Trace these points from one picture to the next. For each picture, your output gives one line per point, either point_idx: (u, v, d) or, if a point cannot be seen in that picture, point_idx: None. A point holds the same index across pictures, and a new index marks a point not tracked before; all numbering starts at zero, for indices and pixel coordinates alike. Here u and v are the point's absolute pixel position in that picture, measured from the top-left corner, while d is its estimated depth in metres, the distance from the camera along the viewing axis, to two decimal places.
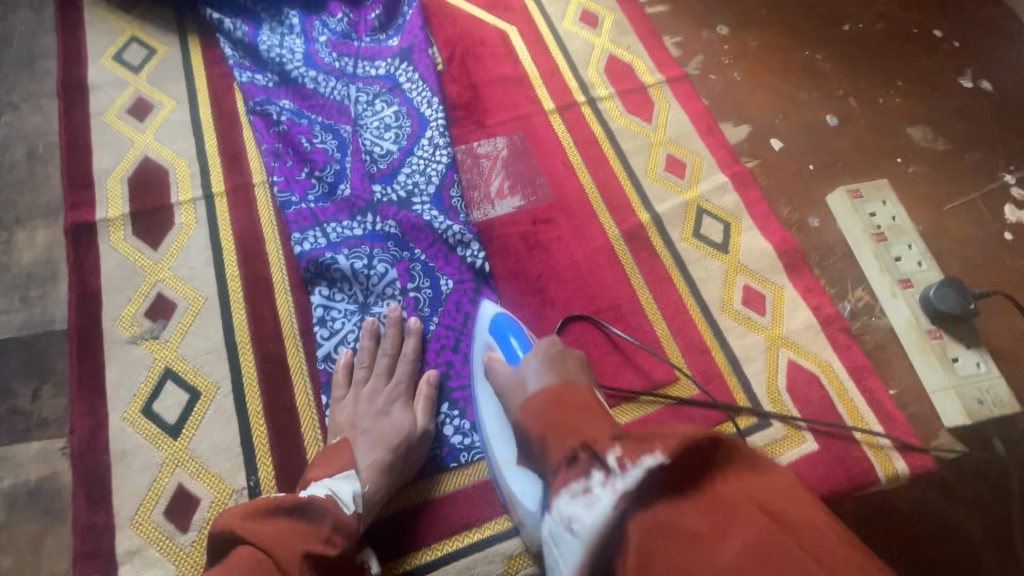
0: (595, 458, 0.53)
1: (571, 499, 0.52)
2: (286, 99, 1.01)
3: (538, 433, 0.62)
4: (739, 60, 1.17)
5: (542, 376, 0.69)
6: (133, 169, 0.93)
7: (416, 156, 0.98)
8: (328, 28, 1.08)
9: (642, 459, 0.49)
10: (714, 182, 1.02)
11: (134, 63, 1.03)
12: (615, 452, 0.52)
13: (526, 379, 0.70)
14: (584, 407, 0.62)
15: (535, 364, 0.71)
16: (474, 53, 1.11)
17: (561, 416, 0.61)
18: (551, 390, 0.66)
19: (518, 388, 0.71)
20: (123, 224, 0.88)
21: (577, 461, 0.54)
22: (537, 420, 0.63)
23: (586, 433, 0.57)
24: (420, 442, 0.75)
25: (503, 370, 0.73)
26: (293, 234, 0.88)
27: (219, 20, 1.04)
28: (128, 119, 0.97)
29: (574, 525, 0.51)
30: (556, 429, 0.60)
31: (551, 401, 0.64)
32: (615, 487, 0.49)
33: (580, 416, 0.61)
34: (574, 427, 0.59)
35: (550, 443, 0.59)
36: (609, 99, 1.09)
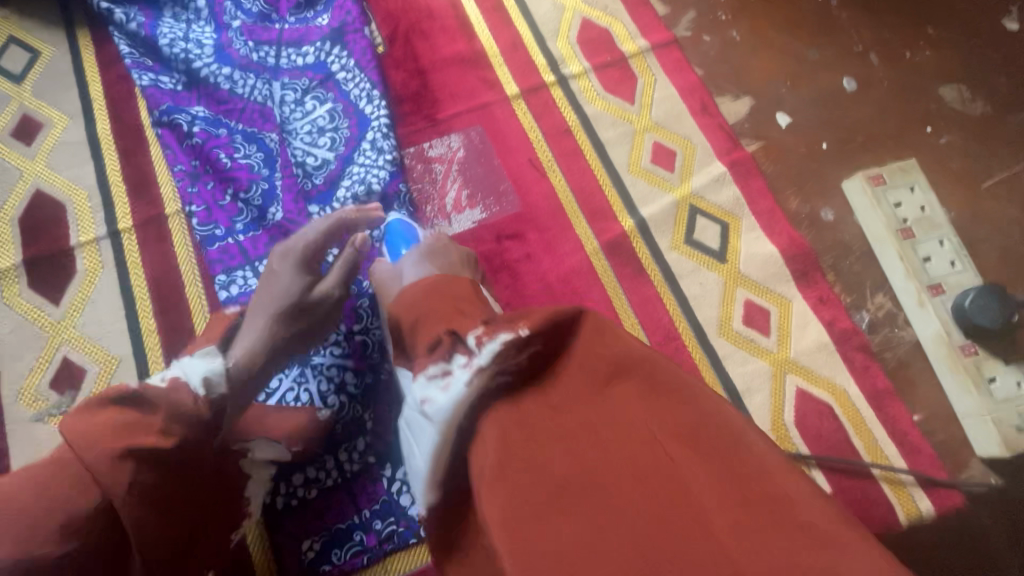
0: (458, 341, 0.48)
1: (427, 382, 0.47)
2: (198, 105, 0.85)
3: (406, 317, 0.55)
4: (739, 13, 0.98)
5: (420, 270, 0.65)
6: (24, 206, 0.79)
7: (356, 165, 0.84)
8: (242, 8, 0.89)
9: (500, 336, 0.46)
10: (710, 175, 0.87)
11: (15, 70, 0.87)
12: (477, 331, 0.48)
13: (403, 273, 0.67)
14: (465, 295, 0.55)
15: (412, 258, 0.68)
16: (421, 28, 0.93)
17: (428, 303, 0.55)
18: (427, 282, 0.58)
19: (396, 283, 0.67)
20: (17, 276, 0.75)
21: (440, 344, 0.49)
22: (407, 310, 0.56)
23: (460, 318, 0.51)
24: (309, 313, 0.67)
25: (382, 267, 0.70)
26: (218, 276, 0.76)
27: (109, 10, 0.87)
28: (14, 144, 0.83)
29: (426, 408, 0.46)
30: (426, 316, 0.53)
31: (422, 287, 0.58)
32: (473, 366, 0.45)
33: (447, 298, 0.55)
34: (437, 314, 0.52)
35: (419, 334, 0.53)
36: (582, 76, 0.92)
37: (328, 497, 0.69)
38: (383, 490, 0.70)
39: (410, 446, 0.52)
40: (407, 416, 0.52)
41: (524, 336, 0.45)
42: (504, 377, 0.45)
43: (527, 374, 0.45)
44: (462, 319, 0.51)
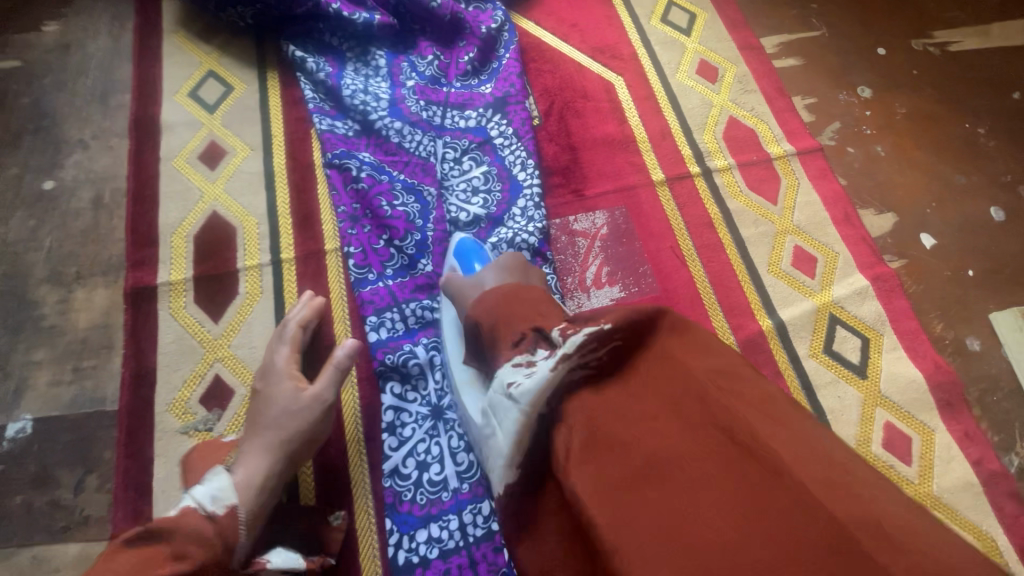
0: (540, 335, 0.51)
1: (513, 368, 0.50)
2: (366, 151, 0.90)
3: (489, 319, 0.57)
4: (884, 130, 1.00)
5: (503, 278, 0.66)
6: (199, 225, 0.85)
7: (504, 227, 0.86)
8: (416, 71, 0.97)
9: (583, 330, 0.46)
10: (852, 286, 0.86)
11: (209, 101, 0.96)
12: (559, 328, 0.50)
13: (483, 281, 0.67)
14: (544, 300, 0.56)
15: (491, 271, 0.68)
16: (575, 106, 0.98)
17: (511, 310, 0.55)
18: (506, 285, 0.62)
19: (475, 291, 0.67)
20: (185, 290, 0.81)
21: (525, 340, 0.52)
22: (487, 312, 0.57)
23: (541, 319, 0.53)
24: (308, 424, 0.66)
25: (458, 279, 0.70)
26: (368, 317, 0.79)
27: (302, 58, 0.95)
28: (198, 166, 0.90)
29: (512, 390, 0.48)
30: (510, 319, 0.54)
31: (499, 294, 0.59)
32: (557, 354, 0.46)
33: (528, 305, 0.55)
34: (519, 314, 0.54)
35: (500, 334, 0.55)
36: (726, 171, 0.94)
37: (449, 560, 0.68)
38: (503, 562, 0.68)
39: (491, 427, 0.53)
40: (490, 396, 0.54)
41: (608, 330, 0.45)
42: (589, 366, 0.45)
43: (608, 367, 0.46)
44: (547, 320, 0.53)
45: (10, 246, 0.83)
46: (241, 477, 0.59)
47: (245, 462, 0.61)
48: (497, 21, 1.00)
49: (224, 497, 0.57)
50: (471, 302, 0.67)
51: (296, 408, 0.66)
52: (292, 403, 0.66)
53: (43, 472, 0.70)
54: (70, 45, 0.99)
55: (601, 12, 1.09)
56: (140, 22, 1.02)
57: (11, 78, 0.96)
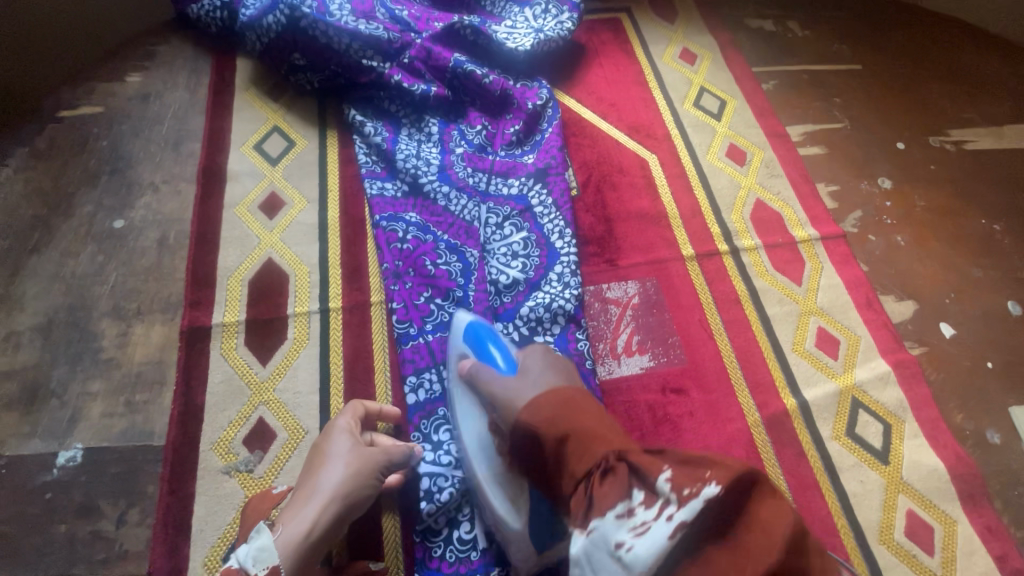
0: (634, 476, 0.52)
1: (616, 523, 0.50)
2: (413, 212, 0.96)
3: (552, 437, 0.59)
4: (904, 221, 1.05)
5: (548, 385, 0.66)
6: (255, 270, 0.90)
7: (541, 292, 0.91)
8: (465, 139, 1.04)
9: (702, 489, 0.45)
10: (874, 371, 0.89)
11: (272, 154, 1.03)
12: (665, 477, 0.49)
13: (530, 386, 0.66)
14: (599, 421, 0.60)
15: (540, 377, 0.67)
16: (612, 181, 1.05)
17: (574, 427, 0.59)
18: (558, 398, 0.62)
19: (522, 398, 0.65)
20: (237, 332, 0.85)
21: (613, 476, 0.53)
22: (550, 427, 0.60)
23: (610, 441, 0.57)
24: (354, 492, 0.67)
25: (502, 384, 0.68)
26: (408, 376, 0.82)
27: (361, 122, 1.03)
28: (258, 215, 0.96)
29: (623, 554, 0.47)
30: (576, 439, 0.58)
31: (558, 403, 0.62)
32: (671, 518, 0.46)
33: (587, 416, 0.60)
34: (586, 438, 0.58)
35: (569, 457, 0.58)
36: (753, 251, 0.99)
37: None
38: None
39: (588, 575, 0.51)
40: (580, 546, 0.52)
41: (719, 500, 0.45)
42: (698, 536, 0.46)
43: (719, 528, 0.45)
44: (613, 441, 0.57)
45: (77, 279, 0.88)
46: (284, 533, 0.63)
47: (290, 516, 0.64)
48: (542, 98, 1.08)
49: (264, 557, 0.61)
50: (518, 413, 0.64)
51: (345, 466, 0.68)
52: (343, 460, 0.68)
53: (88, 503, 0.72)
54: (150, 95, 1.08)
55: (637, 93, 1.17)
56: (215, 79, 1.11)
57: (93, 122, 1.04)
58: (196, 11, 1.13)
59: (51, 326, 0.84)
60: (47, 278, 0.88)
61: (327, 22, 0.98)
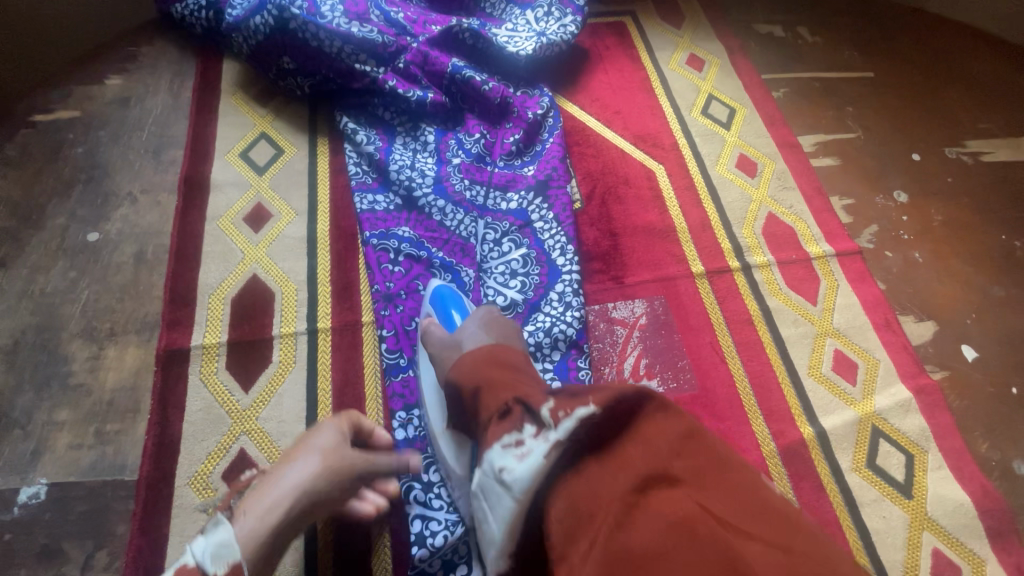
0: (527, 412, 0.52)
1: (503, 451, 0.50)
2: (406, 227, 0.91)
3: (469, 385, 0.60)
4: (921, 236, 1.01)
5: (482, 338, 0.68)
6: (239, 287, 0.85)
7: (541, 313, 0.86)
8: (463, 148, 0.99)
9: (577, 411, 0.49)
10: (894, 398, 0.84)
11: (259, 162, 0.97)
12: (547, 405, 0.51)
13: (462, 341, 0.70)
14: (518, 368, 0.61)
15: (474, 331, 0.70)
16: (617, 192, 1.00)
17: (492, 375, 0.60)
18: (485, 350, 0.65)
19: (454, 352, 0.70)
20: (218, 355, 0.79)
21: (510, 414, 0.53)
22: (469, 377, 0.61)
23: (518, 389, 0.57)
24: (333, 487, 0.58)
25: (441, 338, 0.73)
26: (397, 411, 0.76)
27: (353, 130, 0.98)
28: (243, 227, 0.90)
29: (505, 478, 0.48)
30: (489, 384, 0.58)
31: (484, 354, 0.64)
32: (550, 439, 0.48)
33: (508, 369, 0.61)
34: (501, 384, 0.58)
35: (482, 399, 0.58)
36: (766, 268, 0.94)
37: None
38: None
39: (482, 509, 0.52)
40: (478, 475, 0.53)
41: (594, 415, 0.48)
42: (573, 453, 0.47)
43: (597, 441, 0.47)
44: (525, 391, 0.56)
45: (47, 296, 0.82)
46: (247, 528, 0.52)
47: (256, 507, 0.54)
48: (543, 106, 1.03)
49: (224, 554, 0.50)
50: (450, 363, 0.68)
51: (329, 457, 0.58)
52: (326, 451, 0.59)
53: (51, 544, 0.67)
54: (130, 99, 1.03)
55: (643, 100, 1.12)
56: (200, 82, 1.06)
57: (69, 127, 0.98)
58: (181, 11, 1.07)
59: (17, 348, 0.78)
60: (14, 295, 0.82)
61: (318, 24, 0.93)
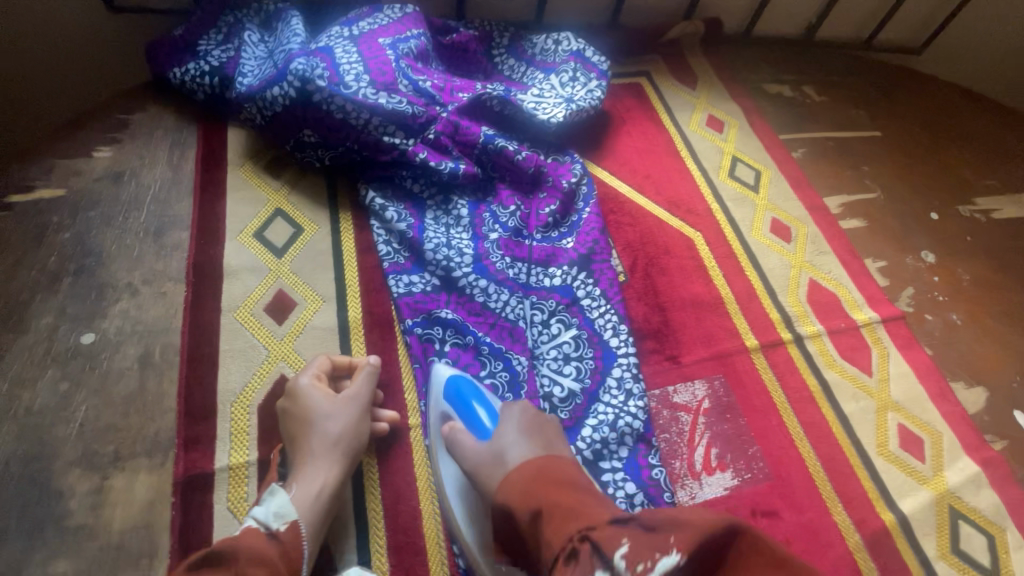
0: (600, 558, 0.46)
1: None
2: (449, 310, 0.84)
3: (524, 513, 0.55)
4: (954, 297, 1.01)
5: (525, 449, 0.62)
6: (265, 391, 0.76)
7: (601, 403, 0.80)
8: (499, 222, 0.93)
9: (660, 563, 0.44)
10: (964, 473, 0.82)
11: (277, 243, 0.89)
12: (624, 549, 0.46)
13: (504, 451, 0.63)
14: (578, 486, 0.56)
15: (513, 435, 0.64)
16: (659, 263, 0.96)
17: (549, 496, 0.54)
18: (536, 465, 0.59)
19: (495, 467, 0.62)
20: (248, 477, 0.69)
21: (578, 557, 0.47)
22: (524, 503, 0.55)
23: (587, 517, 0.50)
24: (356, 438, 0.70)
25: (474, 446, 0.65)
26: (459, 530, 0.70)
27: (381, 206, 0.91)
28: (265, 320, 0.82)
29: None
30: (551, 510, 0.52)
31: (534, 473, 0.58)
32: None
33: (569, 489, 0.55)
34: (560, 510, 0.52)
35: (544, 530, 0.52)
36: (817, 338, 0.92)
37: None
38: None
39: None
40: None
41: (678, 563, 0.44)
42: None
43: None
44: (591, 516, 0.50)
45: (35, 417, 0.70)
46: (297, 491, 0.64)
47: (302, 479, 0.66)
48: (576, 174, 0.99)
49: (283, 513, 0.62)
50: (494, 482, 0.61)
51: (342, 413, 0.70)
52: (336, 411, 0.70)
53: None
54: (123, 173, 0.92)
55: (670, 164, 1.10)
56: (203, 152, 0.96)
57: (53, 207, 0.87)
58: (179, 76, 0.98)
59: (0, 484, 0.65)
60: None
61: (344, 95, 0.87)
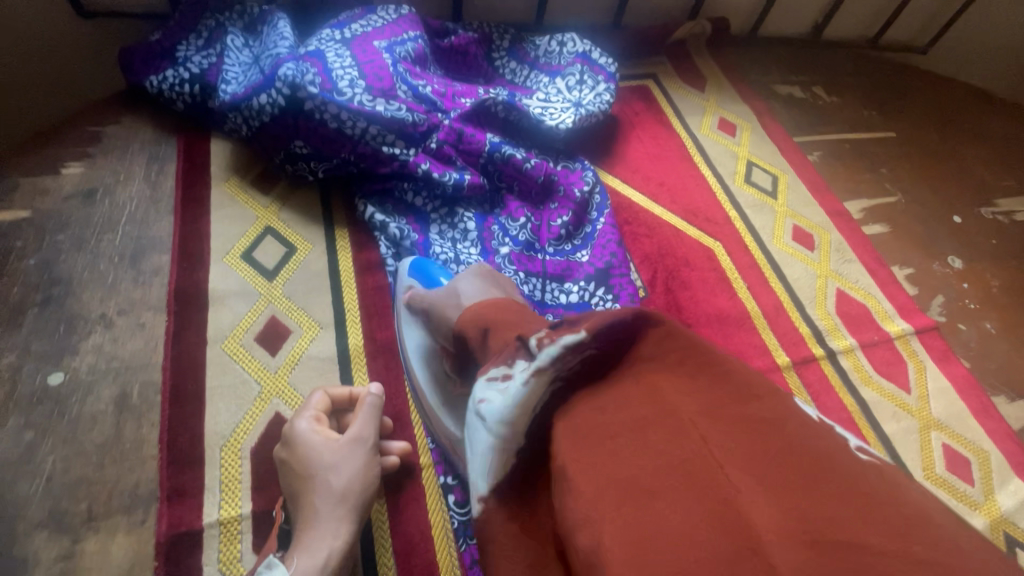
0: (522, 346, 0.48)
1: (486, 383, 0.46)
2: None
3: (472, 331, 0.55)
4: (986, 304, 0.97)
5: (478, 290, 0.64)
6: (260, 432, 0.69)
7: None
8: (509, 235, 0.87)
9: (563, 338, 0.45)
10: (1016, 496, 0.76)
11: (268, 264, 0.82)
12: (537, 336, 0.48)
13: (458, 291, 0.65)
14: (523, 310, 0.56)
15: (469, 282, 0.65)
16: (680, 276, 0.90)
17: (499, 318, 0.54)
18: (485, 300, 0.59)
19: (451, 303, 0.64)
20: (241, 532, 0.63)
21: (507, 349, 0.49)
22: (474, 322, 0.56)
23: (525, 327, 0.52)
24: (363, 489, 0.60)
25: (432, 294, 0.67)
26: None
27: (382, 221, 0.84)
28: (256, 351, 0.74)
29: (482, 410, 0.44)
30: (497, 326, 0.53)
31: (486, 306, 0.58)
32: (532, 367, 0.44)
33: (513, 313, 0.55)
34: (506, 324, 0.52)
35: (489, 343, 0.52)
36: (850, 353, 0.86)
37: None
38: None
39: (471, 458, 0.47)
40: (463, 426, 0.48)
41: (583, 338, 0.45)
42: (559, 378, 0.45)
43: (595, 365, 0.45)
44: (529, 327, 0.51)
45: None
46: (298, 563, 0.54)
47: (304, 549, 0.55)
48: (588, 182, 0.93)
49: None
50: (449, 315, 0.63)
51: (347, 462, 0.60)
52: (339, 460, 0.60)
53: None
54: (96, 191, 0.84)
55: (684, 170, 1.05)
56: (184, 166, 0.89)
57: (16, 230, 0.78)
58: (156, 84, 0.90)
59: None
60: None
61: (338, 102, 0.80)
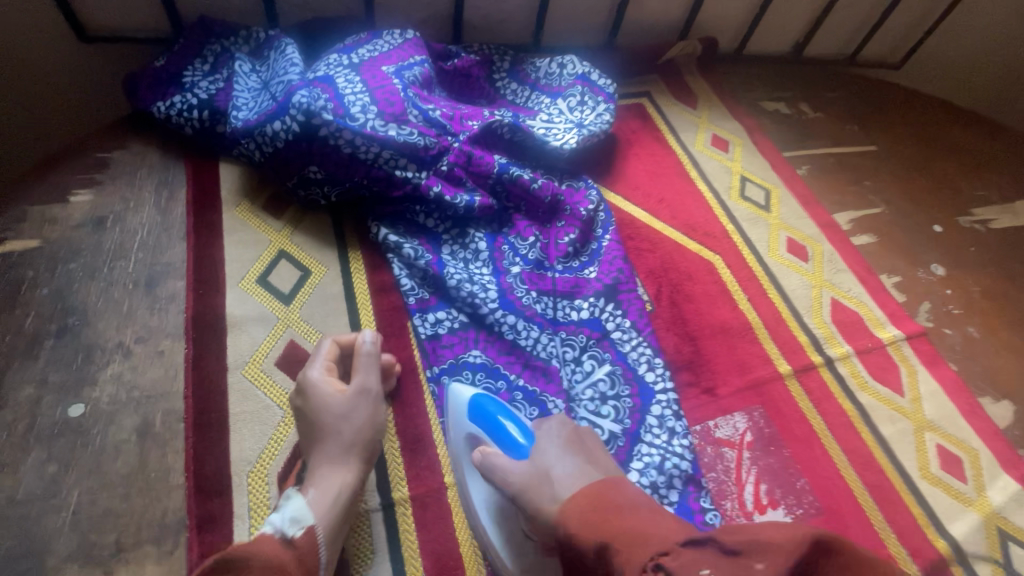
0: (663, 568, 0.42)
1: None
2: (477, 349, 0.81)
3: (577, 528, 0.52)
4: (969, 309, 1.02)
5: (572, 468, 0.59)
6: (285, 456, 0.70)
7: (644, 443, 0.76)
8: (519, 254, 0.89)
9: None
10: (1006, 491, 0.81)
11: (284, 288, 0.83)
12: (685, 555, 0.43)
13: (550, 470, 0.59)
14: (636, 506, 0.52)
15: (556, 452, 0.61)
16: (684, 290, 0.94)
17: (608, 516, 0.51)
18: (587, 489, 0.55)
19: (542, 481, 0.59)
20: None
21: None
22: (586, 528, 0.51)
23: (652, 535, 0.46)
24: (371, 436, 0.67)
25: (518, 468, 0.61)
26: None
27: (396, 243, 0.86)
28: (277, 375, 0.75)
29: None
30: (616, 532, 0.48)
31: (588, 498, 0.54)
32: None
33: (628, 509, 0.51)
34: (628, 523, 0.49)
35: (613, 557, 0.47)
36: (847, 360, 0.91)
37: None
38: None
39: None
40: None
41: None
42: None
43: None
44: (656, 531, 0.47)
45: (21, 508, 0.62)
46: (315, 495, 0.61)
47: (318, 482, 0.62)
48: (593, 201, 0.96)
49: (300, 519, 0.59)
50: (544, 499, 0.57)
51: (356, 410, 0.67)
52: (350, 407, 0.67)
53: None
54: (106, 218, 0.84)
55: (681, 186, 1.09)
56: (194, 192, 0.89)
57: (27, 261, 0.78)
58: (164, 110, 0.90)
59: None
60: None
61: (352, 128, 0.82)
